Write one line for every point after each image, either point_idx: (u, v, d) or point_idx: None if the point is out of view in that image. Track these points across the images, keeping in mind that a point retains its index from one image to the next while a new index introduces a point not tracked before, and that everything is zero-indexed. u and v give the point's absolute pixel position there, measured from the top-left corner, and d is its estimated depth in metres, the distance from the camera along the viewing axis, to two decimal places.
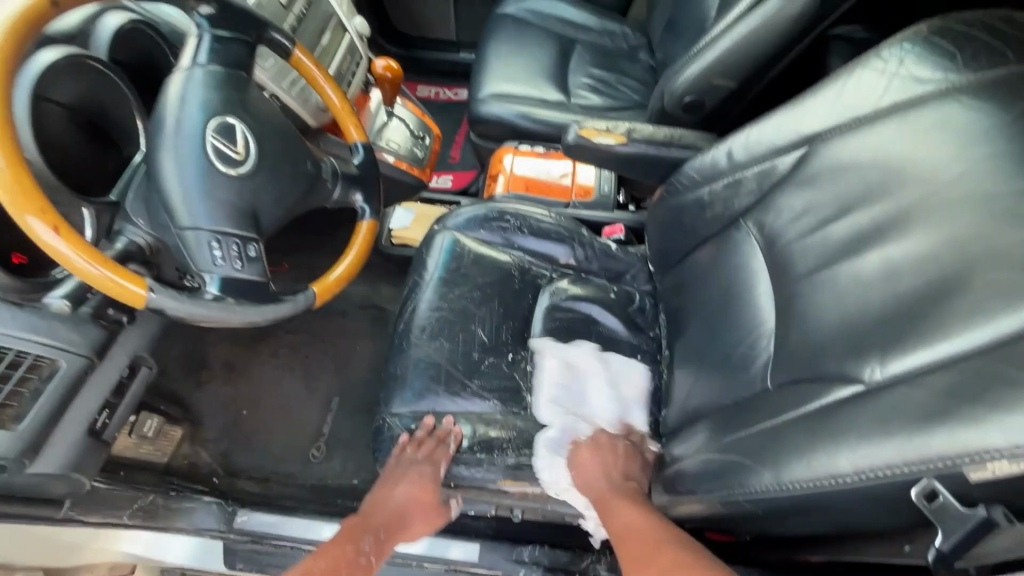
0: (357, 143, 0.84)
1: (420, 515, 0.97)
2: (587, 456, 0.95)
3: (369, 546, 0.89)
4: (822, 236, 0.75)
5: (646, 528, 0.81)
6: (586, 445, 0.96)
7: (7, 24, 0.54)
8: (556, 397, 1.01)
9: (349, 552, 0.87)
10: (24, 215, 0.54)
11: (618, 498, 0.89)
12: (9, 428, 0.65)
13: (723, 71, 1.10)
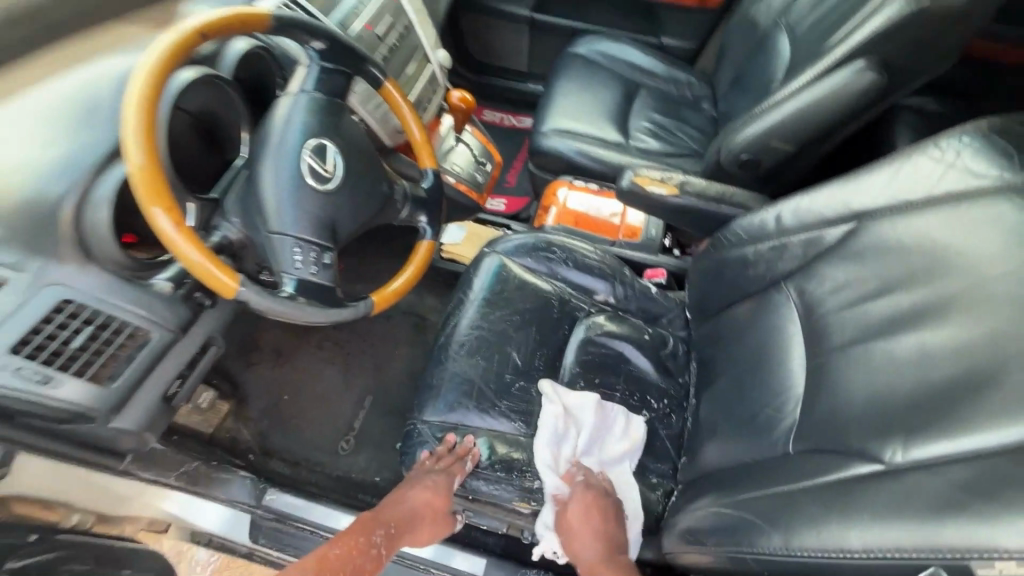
0: (428, 168, 0.92)
1: (431, 518, 1.02)
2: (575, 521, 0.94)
3: (380, 538, 0.95)
4: (860, 312, 0.76)
5: None
6: (573, 510, 0.95)
7: (164, 50, 0.65)
8: (544, 453, 0.99)
9: (361, 543, 0.93)
10: (154, 211, 0.63)
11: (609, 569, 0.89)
12: (103, 385, 0.73)
13: (782, 134, 1.13)
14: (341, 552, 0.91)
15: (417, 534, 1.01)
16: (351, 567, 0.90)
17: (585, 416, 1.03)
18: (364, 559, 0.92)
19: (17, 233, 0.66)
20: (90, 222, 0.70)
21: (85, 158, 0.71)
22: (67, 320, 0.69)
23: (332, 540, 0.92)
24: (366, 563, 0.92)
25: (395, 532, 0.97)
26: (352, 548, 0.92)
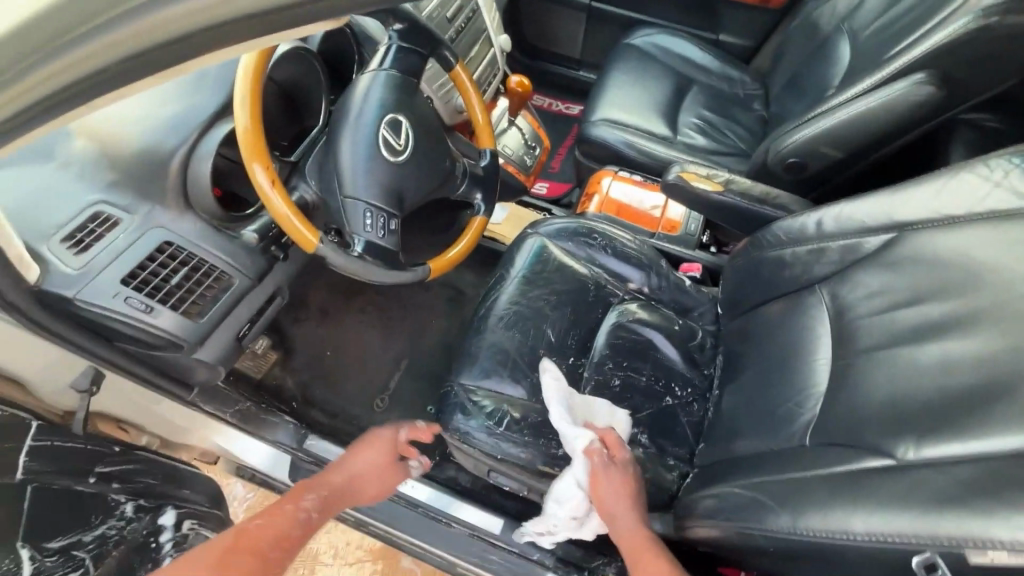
0: (486, 149, 0.98)
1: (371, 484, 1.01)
2: (624, 489, 0.96)
3: (311, 505, 0.91)
4: (889, 319, 0.80)
5: None
6: (621, 480, 0.97)
7: None
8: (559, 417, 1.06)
9: (291, 510, 0.89)
10: (254, 167, 0.71)
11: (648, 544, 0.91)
12: (193, 319, 0.78)
13: (833, 141, 1.14)
14: (274, 526, 0.86)
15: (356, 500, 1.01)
16: (277, 533, 0.85)
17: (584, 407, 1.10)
18: (293, 526, 0.88)
19: (132, 179, 0.76)
20: (192, 173, 0.79)
21: (190, 120, 0.80)
22: (167, 260, 0.77)
23: (265, 510, 0.88)
24: (295, 530, 0.88)
25: (332, 498, 0.95)
26: (283, 516, 0.88)
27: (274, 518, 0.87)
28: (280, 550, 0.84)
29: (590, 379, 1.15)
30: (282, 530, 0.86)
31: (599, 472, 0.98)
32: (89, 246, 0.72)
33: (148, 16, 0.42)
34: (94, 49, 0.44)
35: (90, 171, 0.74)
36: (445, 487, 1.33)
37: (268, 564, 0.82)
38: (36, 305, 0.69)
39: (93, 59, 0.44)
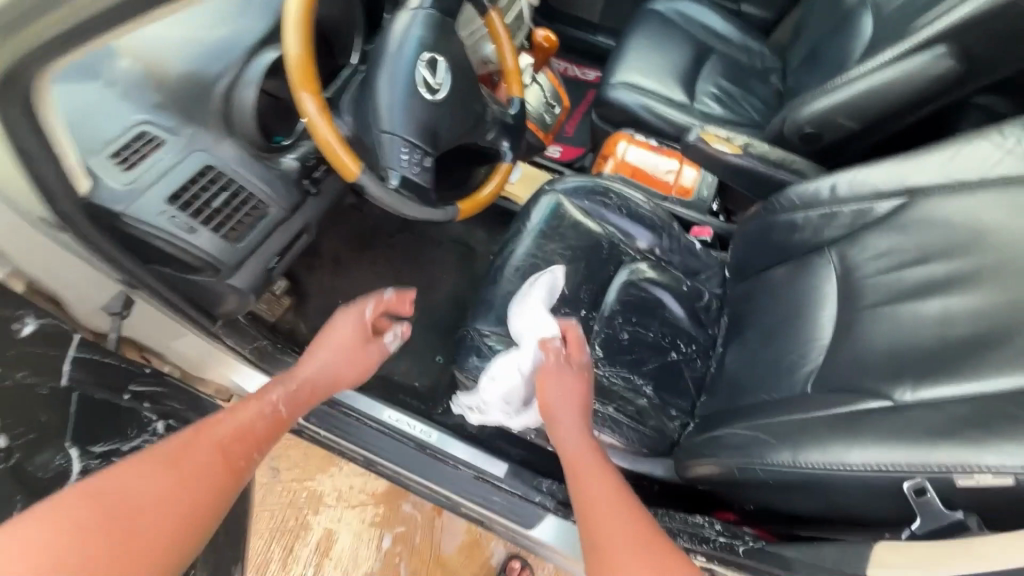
0: (515, 98, 1.00)
1: (342, 371, 0.96)
2: (574, 390, 0.97)
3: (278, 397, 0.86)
4: (895, 278, 0.84)
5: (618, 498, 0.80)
6: (574, 380, 0.99)
7: None
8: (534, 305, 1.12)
9: (254, 405, 0.83)
10: (303, 93, 0.74)
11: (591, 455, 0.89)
12: (232, 243, 0.80)
13: (850, 112, 1.17)
14: (235, 423, 0.79)
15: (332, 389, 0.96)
16: (235, 427, 0.79)
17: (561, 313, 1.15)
18: (257, 421, 0.82)
19: (176, 103, 0.78)
20: (236, 102, 0.81)
21: (232, 48, 0.81)
22: (208, 183, 0.79)
23: (226, 408, 0.82)
24: (263, 425, 0.82)
25: (301, 392, 0.90)
26: (246, 414, 0.81)
27: (237, 415, 0.81)
28: (243, 448, 0.78)
29: (601, 332, 1.19)
30: (240, 425, 0.79)
31: (551, 367, 1.00)
32: (135, 165, 0.75)
33: None
34: None
35: (135, 93, 0.76)
36: (451, 432, 1.38)
37: (232, 463, 0.75)
38: (84, 218, 0.70)
39: None
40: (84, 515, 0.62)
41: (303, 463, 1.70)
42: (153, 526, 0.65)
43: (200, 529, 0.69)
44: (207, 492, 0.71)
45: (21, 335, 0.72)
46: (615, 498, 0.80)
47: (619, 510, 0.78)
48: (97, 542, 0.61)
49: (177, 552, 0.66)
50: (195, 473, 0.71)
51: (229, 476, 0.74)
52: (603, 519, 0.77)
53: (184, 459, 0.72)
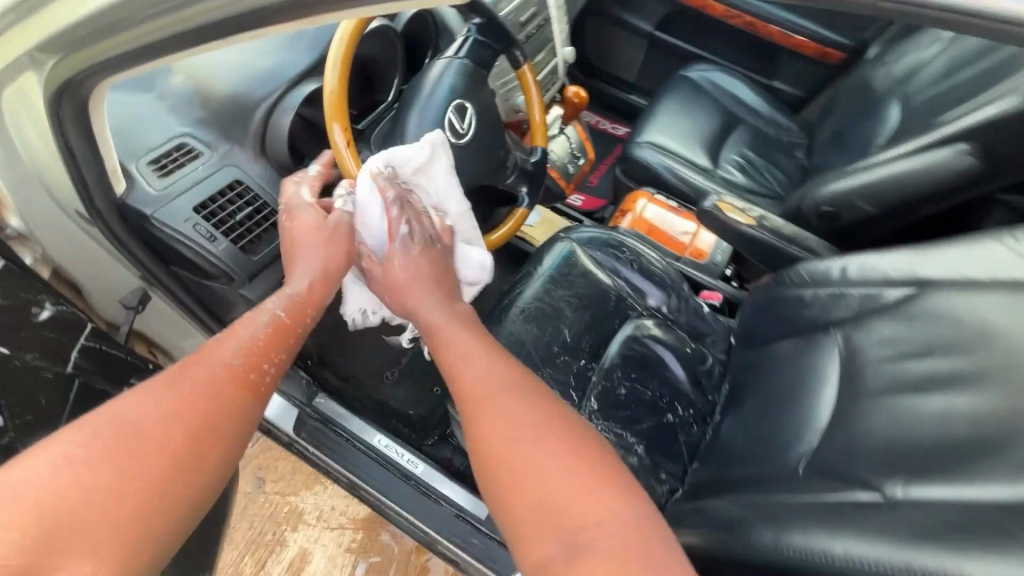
0: (538, 146, 1.05)
1: (332, 258, 0.84)
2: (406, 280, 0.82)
3: (274, 303, 0.79)
4: (898, 368, 0.83)
5: (499, 379, 0.70)
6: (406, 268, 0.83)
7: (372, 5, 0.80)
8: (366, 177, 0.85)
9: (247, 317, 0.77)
10: (333, 124, 0.83)
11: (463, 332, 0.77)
12: (249, 255, 0.83)
13: (869, 196, 1.18)
14: (238, 340, 0.74)
15: (337, 277, 0.86)
16: (233, 340, 0.74)
17: (434, 165, 0.88)
18: (254, 327, 0.76)
19: (219, 121, 0.84)
20: (273, 127, 0.86)
21: (279, 81, 0.87)
22: (234, 197, 0.83)
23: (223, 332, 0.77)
24: (268, 332, 0.76)
25: (303, 296, 0.81)
26: (243, 329, 0.76)
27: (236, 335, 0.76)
28: (253, 360, 0.74)
29: (598, 383, 1.19)
30: (235, 334, 0.75)
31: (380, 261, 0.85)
32: (171, 172, 0.80)
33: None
34: (212, 8, 0.49)
35: (183, 108, 0.82)
36: (438, 465, 1.36)
37: (240, 378, 0.72)
38: (115, 214, 0.75)
39: (209, 16, 0.49)
40: (87, 449, 0.60)
41: (291, 477, 1.69)
42: (164, 447, 0.63)
43: (223, 442, 0.68)
44: (220, 409, 0.69)
45: (36, 319, 0.74)
46: (492, 376, 0.70)
47: (501, 388, 0.69)
48: (107, 469, 0.60)
49: (201, 466, 0.65)
50: (197, 392, 0.68)
51: (241, 392, 0.71)
52: (478, 381, 0.70)
53: (184, 381, 0.68)
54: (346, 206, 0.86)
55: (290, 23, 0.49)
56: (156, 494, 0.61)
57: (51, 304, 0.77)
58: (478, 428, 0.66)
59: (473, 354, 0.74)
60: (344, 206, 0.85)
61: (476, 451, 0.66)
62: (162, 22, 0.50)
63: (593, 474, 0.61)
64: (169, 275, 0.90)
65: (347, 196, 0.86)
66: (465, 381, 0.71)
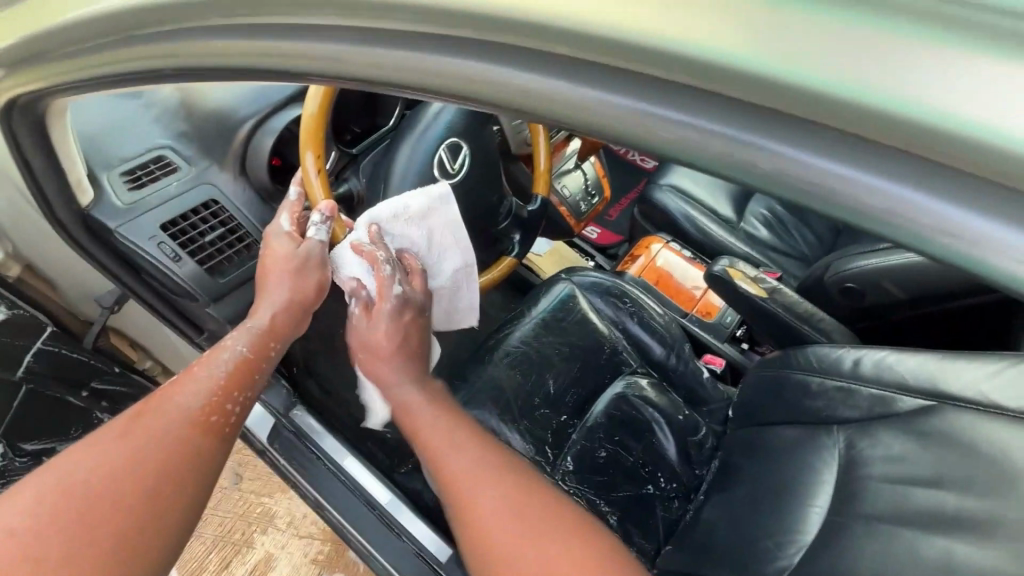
0: (538, 195, 1.02)
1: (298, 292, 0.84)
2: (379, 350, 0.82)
3: (240, 343, 0.77)
4: (901, 493, 0.74)
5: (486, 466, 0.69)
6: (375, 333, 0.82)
7: None
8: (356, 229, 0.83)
9: (208, 357, 0.75)
10: (305, 153, 0.81)
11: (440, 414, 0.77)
12: (216, 277, 0.82)
13: (898, 280, 1.07)
14: (197, 383, 0.71)
15: (305, 307, 0.86)
16: (191, 385, 0.70)
17: (442, 216, 0.86)
18: (215, 369, 0.73)
19: (201, 136, 0.84)
20: (255, 145, 0.84)
21: (267, 99, 0.85)
22: (208, 216, 0.83)
23: (177, 377, 0.72)
24: (230, 369, 0.74)
25: (266, 329, 0.80)
26: (205, 369, 0.73)
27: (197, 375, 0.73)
28: (214, 402, 0.70)
29: (577, 442, 1.12)
30: (192, 375, 0.71)
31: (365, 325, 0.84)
32: (144, 185, 0.79)
33: (205, 44, 0.41)
34: (154, 54, 0.44)
35: (166, 119, 0.83)
36: (406, 497, 1.31)
37: (198, 421, 0.68)
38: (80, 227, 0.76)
39: (152, 61, 0.45)
40: (36, 514, 0.55)
41: (268, 478, 1.67)
42: (125, 499, 0.59)
43: (189, 487, 0.63)
44: (182, 453, 0.64)
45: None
46: (462, 453, 0.71)
47: (488, 474, 0.68)
48: (62, 534, 0.55)
49: (170, 514, 0.60)
50: (152, 437, 0.64)
51: (203, 434, 0.67)
52: (467, 482, 0.67)
53: (140, 428, 0.64)
54: (320, 235, 0.84)
55: (239, 79, 0.44)
56: (121, 549, 0.56)
57: (8, 307, 0.84)
58: (466, 512, 0.65)
59: (446, 435, 0.73)
60: (317, 235, 0.83)
61: (462, 532, 0.66)
62: (106, 59, 0.46)
63: (573, 560, 0.59)
64: (144, 286, 0.88)
65: (322, 224, 0.83)
66: (444, 462, 0.70)
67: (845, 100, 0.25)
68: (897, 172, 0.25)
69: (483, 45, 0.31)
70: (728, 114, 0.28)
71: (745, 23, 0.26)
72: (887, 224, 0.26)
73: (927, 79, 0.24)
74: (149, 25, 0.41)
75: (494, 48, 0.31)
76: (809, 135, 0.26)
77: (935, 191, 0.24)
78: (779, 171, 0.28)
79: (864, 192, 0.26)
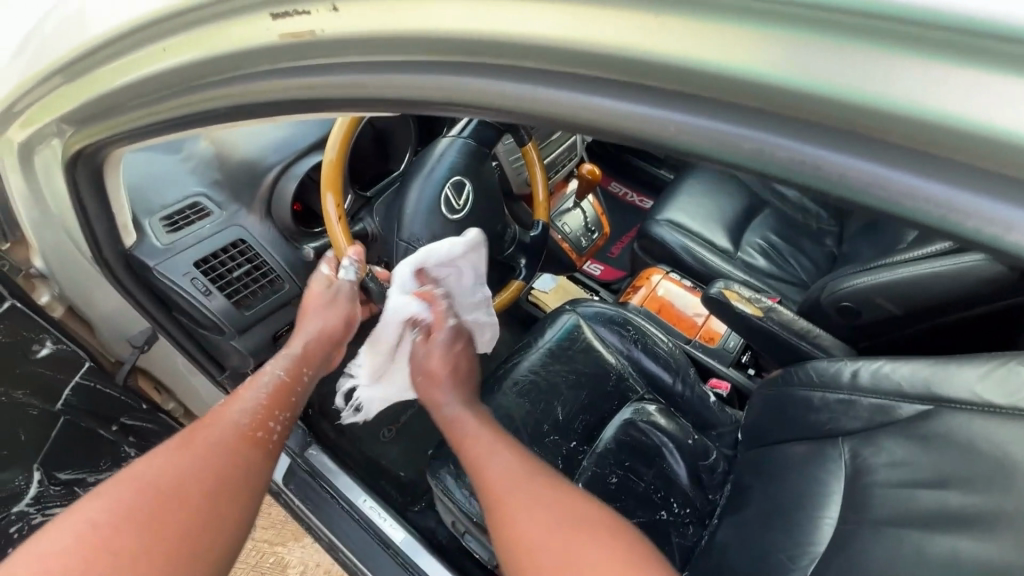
0: (539, 221, 1.08)
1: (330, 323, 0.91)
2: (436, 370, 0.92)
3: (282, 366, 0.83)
4: (906, 496, 0.75)
5: (516, 479, 0.73)
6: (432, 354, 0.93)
7: None
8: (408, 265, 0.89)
9: (254, 379, 0.81)
10: (326, 194, 0.87)
11: (481, 433, 0.82)
12: (241, 311, 0.91)
13: (890, 295, 1.10)
14: (244, 402, 0.77)
15: (335, 338, 0.92)
16: (238, 406, 0.76)
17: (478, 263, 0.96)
18: (259, 389, 0.79)
19: (231, 183, 0.93)
20: (279, 190, 0.93)
21: (291, 149, 0.94)
22: (236, 254, 0.91)
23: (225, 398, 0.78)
24: (270, 389, 0.80)
25: (302, 354, 0.87)
26: (250, 389, 0.79)
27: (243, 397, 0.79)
28: (258, 419, 0.76)
29: (588, 468, 1.13)
30: (239, 396, 0.77)
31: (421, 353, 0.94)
32: (180, 229, 0.88)
33: (251, 85, 0.48)
34: (207, 99, 0.52)
35: (201, 170, 0.92)
36: (419, 535, 1.30)
37: (247, 434, 0.74)
38: (123, 265, 0.84)
39: (205, 106, 0.53)
40: (108, 512, 0.61)
41: (281, 526, 1.65)
42: (183, 506, 0.64)
43: (240, 497, 0.68)
44: (231, 464, 0.70)
45: (35, 356, 0.87)
46: (506, 467, 0.75)
47: (520, 487, 0.71)
48: (130, 533, 0.60)
49: (222, 521, 0.65)
50: (206, 450, 0.69)
51: (251, 447, 0.73)
52: (507, 493, 0.71)
53: (196, 440, 0.70)
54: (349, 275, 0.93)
55: (275, 116, 0.51)
56: (181, 550, 0.61)
57: (52, 342, 0.89)
58: (501, 523, 0.69)
59: (489, 446, 0.79)
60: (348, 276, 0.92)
61: (500, 541, 0.69)
62: (167, 108, 0.55)
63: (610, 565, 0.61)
64: (174, 322, 0.95)
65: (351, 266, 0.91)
66: (486, 478, 0.74)
67: (802, 93, 0.28)
68: (848, 144, 0.28)
69: (485, 70, 0.38)
70: (694, 107, 0.32)
71: (707, 28, 0.30)
72: (821, 184, 0.30)
73: (874, 70, 0.26)
74: (203, 78, 0.50)
75: (499, 62, 0.37)
76: (758, 120, 0.30)
77: (871, 159, 0.28)
78: (734, 149, 0.32)
79: (833, 170, 0.29)
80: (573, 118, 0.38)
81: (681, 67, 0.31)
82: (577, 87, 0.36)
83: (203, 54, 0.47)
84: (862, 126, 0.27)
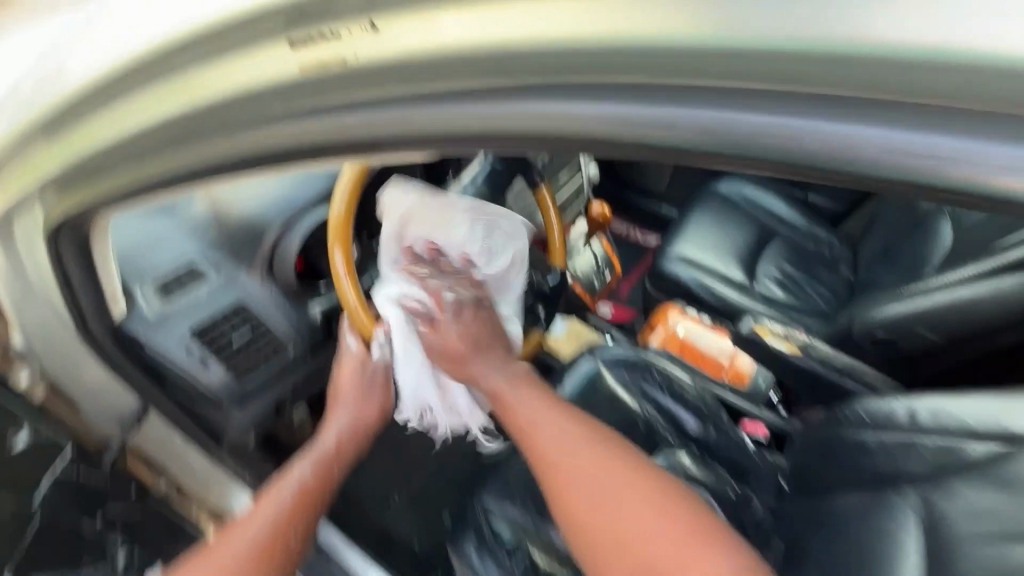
0: (555, 269, 1.02)
1: (361, 416, 0.90)
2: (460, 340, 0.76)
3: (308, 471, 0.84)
4: (999, 552, 0.66)
5: (578, 449, 0.64)
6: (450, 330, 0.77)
7: None
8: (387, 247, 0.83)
9: (282, 483, 0.83)
10: (335, 248, 0.80)
11: (526, 391, 0.72)
12: (242, 381, 0.84)
13: (930, 324, 1.04)
14: (265, 512, 0.78)
15: (367, 431, 0.91)
16: (260, 514, 0.78)
17: (422, 211, 0.83)
18: (282, 495, 0.81)
19: (229, 243, 0.87)
20: (282, 248, 0.88)
21: (293, 203, 0.89)
22: (235, 318, 0.85)
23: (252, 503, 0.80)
24: (292, 500, 0.81)
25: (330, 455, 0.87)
26: (275, 494, 0.81)
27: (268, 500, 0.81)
28: (275, 531, 0.77)
29: None
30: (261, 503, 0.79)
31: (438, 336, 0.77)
32: (175, 295, 0.82)
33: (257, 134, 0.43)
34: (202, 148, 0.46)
35: (198, 232, 0.87)
36: None
37: (265, 547, 0.76)
38: (115, 340, 0.78)
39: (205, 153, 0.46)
40: None
41: None
42: None
43: None
44: None
45: None
46: (583, 449, 0.64)
47: (587, 463, 0.63)
48: None
49: None
50: (220, 563, 0.72)
51: (265, 562, 0.75)
52: (571, 469, 0.63)
53: (216, 552, 0.74)
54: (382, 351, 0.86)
55: (286, 163, 0.46)
56: None
57: None
58: (566, 502, 0.62)
59: (540, 412, 0.69)
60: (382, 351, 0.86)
61: (565, 517, 0.63)
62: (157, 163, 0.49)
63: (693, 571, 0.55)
64: (167, 397, 0.87)
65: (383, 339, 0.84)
66: (544, 452, 0.65)
67: (920, 67, 0.28)
68: (971, 126, 0.28)
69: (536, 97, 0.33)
70: (801, 101, 0.31)
71: (804, 16, 0.30)
72: (943, 177, 0.30)
73: (978, 36, 0.28)
74: (200, 130, 0.44)
75: (560, 78, 0.34)
76: (875, 112, 0.30)
77: (991, 144, 0.28)
78: (851, 151, 0.31)
79: (959, 152, 0.29)
80: (647, 129, 0.35)
81: (795, 61, 0.30)
82: (699, 105, 0.33)
83: (210, 99, 0.42)
84: (983, 102, 0.28)
